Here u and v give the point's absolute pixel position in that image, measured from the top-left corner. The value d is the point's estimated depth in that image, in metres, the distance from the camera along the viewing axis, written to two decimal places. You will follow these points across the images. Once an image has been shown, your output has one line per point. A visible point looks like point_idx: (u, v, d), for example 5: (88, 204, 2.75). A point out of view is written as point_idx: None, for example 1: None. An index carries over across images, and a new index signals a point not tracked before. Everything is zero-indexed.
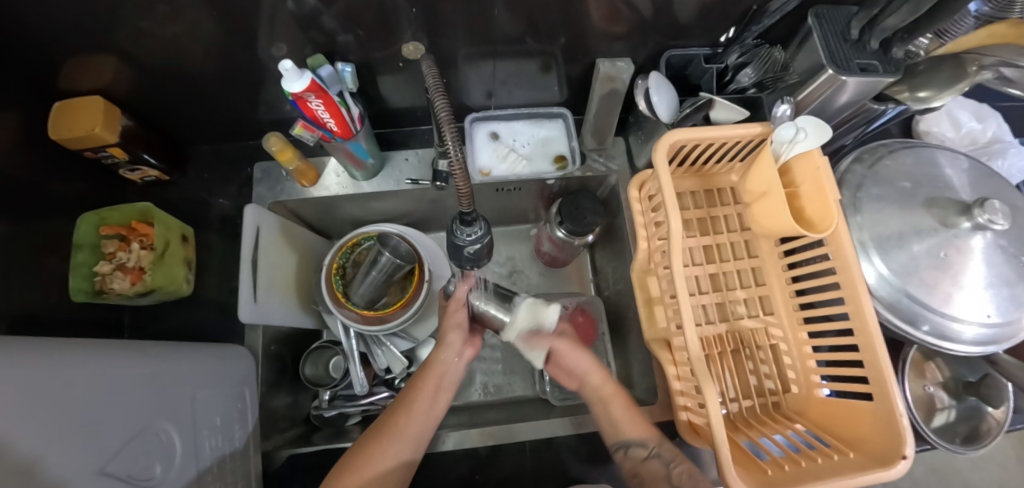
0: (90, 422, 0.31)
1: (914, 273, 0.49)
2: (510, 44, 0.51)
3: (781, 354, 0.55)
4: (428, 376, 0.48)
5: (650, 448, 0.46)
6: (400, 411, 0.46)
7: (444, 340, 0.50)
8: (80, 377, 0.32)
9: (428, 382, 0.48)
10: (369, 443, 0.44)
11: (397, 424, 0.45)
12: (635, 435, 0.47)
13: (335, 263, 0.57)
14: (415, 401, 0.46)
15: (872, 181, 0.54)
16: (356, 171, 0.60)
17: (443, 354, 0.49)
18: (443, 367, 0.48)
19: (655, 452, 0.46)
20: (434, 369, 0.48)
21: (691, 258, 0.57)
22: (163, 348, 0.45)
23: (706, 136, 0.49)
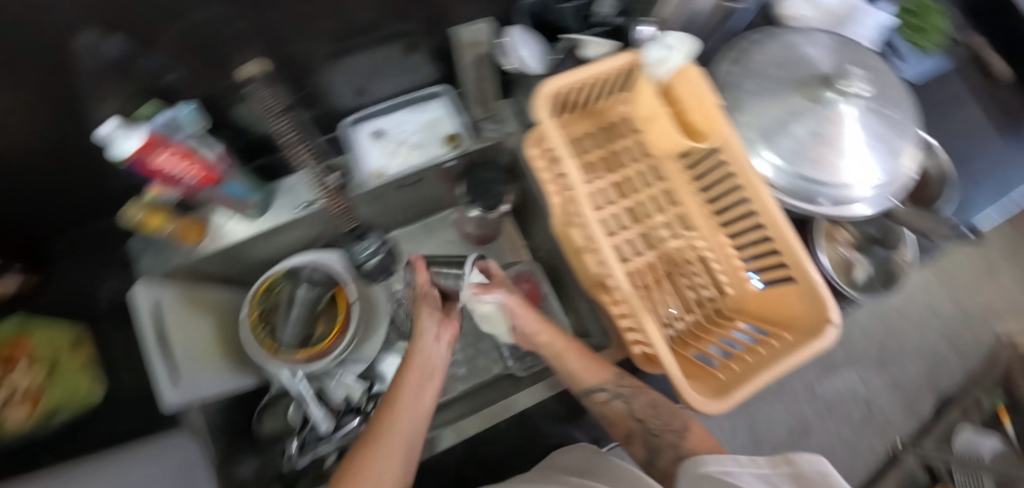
0: None
1: (803, 154, 0.52)
2: (360, 35, 0.47)
3: (711, 262, 0.58)
4: (411, 372, 0.43)
5: (609, 391, 0.48)
6: (388, 418, 0.39)
7: (421, 331, 0.45)
8: None
9: (413, 379, 0.42)
10: (353, 465, 0.37)
11: (385, 432, 0.38)
12: (596, 381, 0.48)
13: (252, 313, 0.53)
14: (401, 404, 0.40)
15: (746, 78, 0.56)
16: (244, 212, 0.56)
17: (424, 344, 0.45)
18: (422, 362, 0.44)
19: (615, 393, 0.48)
20: (415, 364, 0.43)
21: (605, 198, 0.58)
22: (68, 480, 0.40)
23: (578, 77, 0.49)
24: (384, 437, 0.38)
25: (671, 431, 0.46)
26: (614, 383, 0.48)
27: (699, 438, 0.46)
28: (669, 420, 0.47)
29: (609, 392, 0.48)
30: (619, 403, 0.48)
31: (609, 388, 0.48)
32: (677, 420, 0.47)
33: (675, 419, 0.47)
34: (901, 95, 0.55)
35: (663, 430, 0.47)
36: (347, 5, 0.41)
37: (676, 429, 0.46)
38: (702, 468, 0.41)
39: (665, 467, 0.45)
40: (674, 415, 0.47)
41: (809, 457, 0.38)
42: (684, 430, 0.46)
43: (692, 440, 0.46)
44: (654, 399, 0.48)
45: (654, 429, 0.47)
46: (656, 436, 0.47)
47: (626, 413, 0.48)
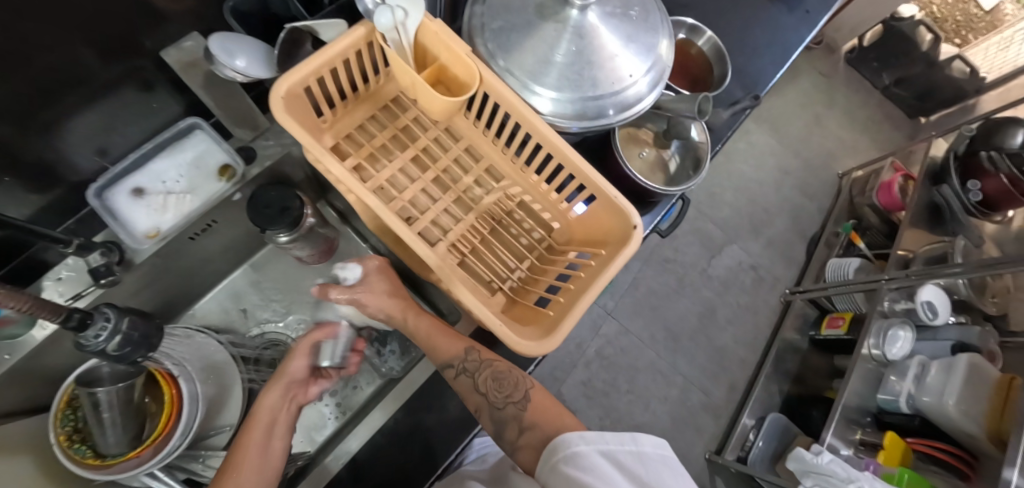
0: None
1: (568, 76, 0.53)
2: (38, 93, 0.40)
3: (532, 205, 0.59)
4: (254, 427, 0.45)
5: (456, 367, 0.51)
6: (233, 474, 0.42)
7: (279, 378, 0.50)
8: None
9: (257, 431, 0.45)
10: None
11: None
12: (446, 356, 0.51)
13: (62, 435, 0.47)
14: (244, 459, 0.43)
15: (491, 15, 0.54)
16: (4, 329, 0.47)
17: (272, 395, 0.48)
18: (267, 416, 0.47)
19: (462, 369, 0.50)
20: (260, 419, 0.46)
21: (407, 178, 0.55)
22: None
23: (311, 67, 0.45)
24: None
25: (511, 403, 0.49)
26: (462, 358, 0.51)
27: (536, 410, 0.48)
28: (511, 393, 0.50)
29: (457, 367, 0.50)
30: (465, 378, 0.51)
31: (456, 361, 0.50)
32: (517, 392, 0.50)
33: (516, 390, 0.50)
34: None
35: (505, 403, 0.49)
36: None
37: (516, 401, 0.49)
38: (557, 454, 0.42)
39: (513, 440, 0.48)
40: (514, 388, 0.50)
41: (654, 440, 0.43)
42: (523, 401, 0.49)
43: (531, 411, 0.48)
44: (495, 371, 0.51)
45: (499, 401, 0.50)
46: (500, 411, 0.49)
47: (471, 387, 0.51)
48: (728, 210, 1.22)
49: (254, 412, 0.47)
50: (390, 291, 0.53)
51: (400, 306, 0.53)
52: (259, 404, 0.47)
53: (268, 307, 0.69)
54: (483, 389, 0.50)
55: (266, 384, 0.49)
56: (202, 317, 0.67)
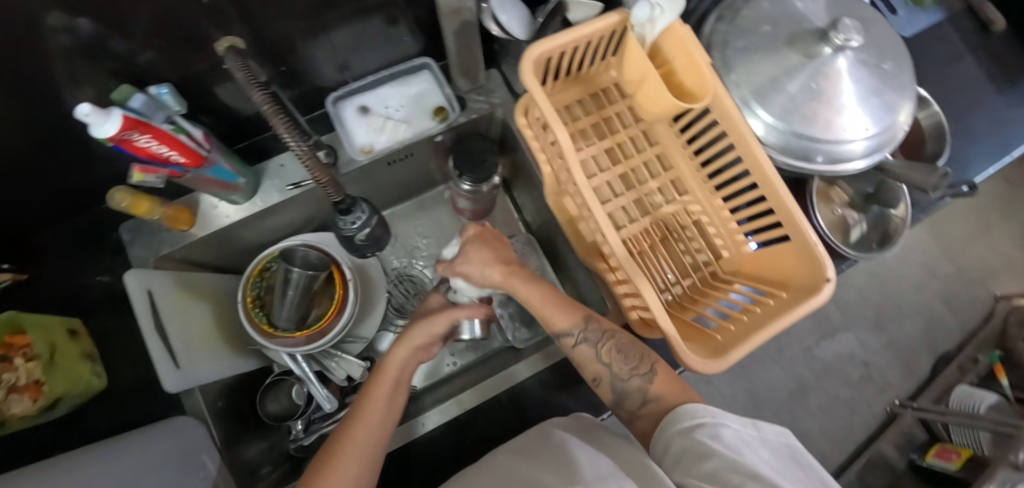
0: None
1: (795, 110, 0.51)
2: (336, 9, 0.46)
3: (705, 227, 0.58)
4: (383, 381, 0.45)
5: (576, 336, 0.49)
6: (357, 425, 0.42)
7: (403, 341, 0.49)
8: None
9: (383, 387, 0.45)
10: (320, 470, 0.39)
11: (353, 438, 0.41)
12: (565, 324, 0.50)
13: (248, 296, 0.54)
14: (369, 408, 0.43)
15: (736, 34, 0.54)
16: (232, 195, 0.55)
17: (399, 355, 0.48)
18: (394, 373, 0.47)
19: (581, 337, 0.49)
20: (389, 374, 0.46)
21: (596, 166, 0.57)
22: (66, 471, 0.40)
23: (565, 40, 0.47)
24: (352, 443, 0.40)
25: (637, 375, 0.47)
26: (582, 328, 0.49)
27: (664, 383, 0.46)
28: (636, 365, 0.47)
29: (576, 336, 0.49)
30: (586, 347, 0.49)
31: (575, 331, 0.49)
32: (643, 364, 0.47)
33: (642, 362, 0.48)
34: (897, 48, 0.54)
35: (630, 375, 0.47)
36: None
37: (641, 373, 0.47)
38: (680, 424, 0.41)
39: (632, 409, 0.46)
40: (638, 360, 0.47)
41: (778, 430, 0.41)
42: (649, 373, 0.47)
43: (657, 383, 0.46)
44: (618, 343, 0.48)
45: (624, 373, 0.47)
46: (623, 382, 0.47)
47: (593, 356, 0.49)
48: (854, 295, 1.13)
49: (384, 363, 0.47)
50: (493, 259, 0.51)
51: (506, 272, 0.51)
52: (387, 359, 0.47)
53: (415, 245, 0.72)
54: (608, 360, 0.48)
55: (393, 343, 0.49)
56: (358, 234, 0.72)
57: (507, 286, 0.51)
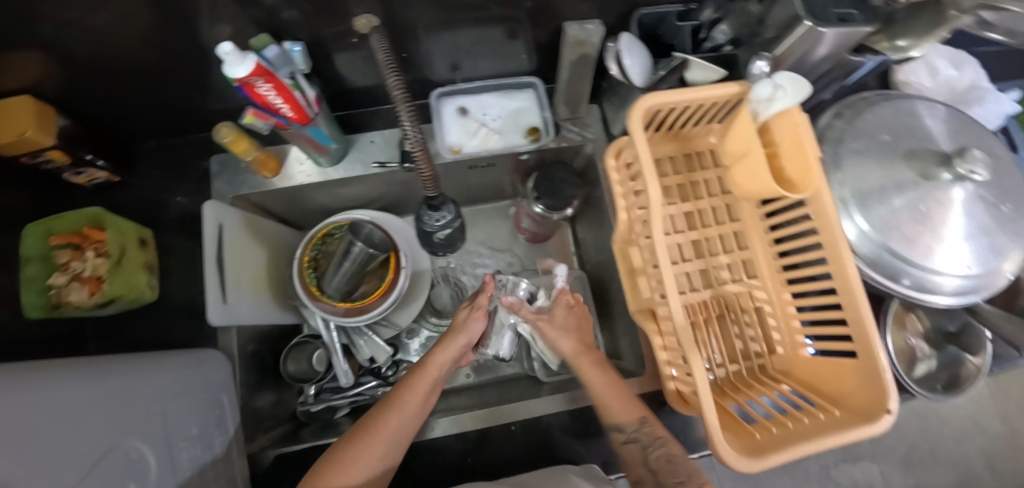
0: (65, 459, 0.30)
1: (896, 227, 0.49)
2: (466, 11, 0.48)
3: (766, 316, 0.56)
4: (424, 378, 0.49)
5: (627, 433, 0.47)
6: (395, 409, 0.46)
7: (446, 343, 0.53)
8: (36, 400, 0.31)
9: (425, 381, 0.49)
10: (357, 438, 0.44)
11: (387, 422, 0.45)
12: (620, 418, 0.48)
13: (306, 256, 0.56)
14: (407, 399, 0.47)
15: (852, 135, 0.53)
16: (320, 157, 0.57)
17: (442, 356, 0.52)
18: (435, 370, 0.51)
19: (633, 437, 0.47)
20: (431, 371, 0.50)
21: (672, 226, 0.56)
22: (115, 365, 0.42)
23: (682, 99, 0.47)
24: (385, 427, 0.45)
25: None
26: (634, 427, 0.47)
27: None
28: (684, 478, 0.43)
29: (627, 434, 0.47)
30: (635, 447, 0.47)
31: (628, 429, 0.47)
32: (692, 481, 0.43)
33: (690, 479, 0.43)
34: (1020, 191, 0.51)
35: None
36: None
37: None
38: None
39: None
40: (686, 476, 0.43)
41: None
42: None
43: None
44: (669, 452, 0.45)
45: (667, 484, 0.44)
46: None
47: (639, 459, 0.46)
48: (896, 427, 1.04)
49: (425, 361, 0.52)
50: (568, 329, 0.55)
51: (577, 347, 0.54)
52: (430, 357, 0.51)
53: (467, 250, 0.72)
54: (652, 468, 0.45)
55: (436, 342, 0.53)
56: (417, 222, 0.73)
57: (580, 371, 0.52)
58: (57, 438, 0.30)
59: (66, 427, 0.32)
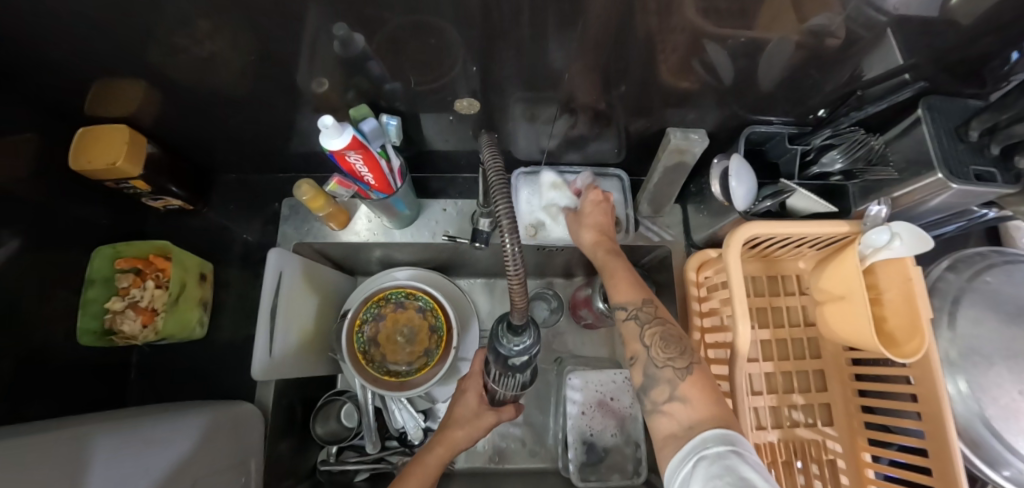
0: None
1: (1006, 409, 0.43)
2: (562, 99, 0.48)
3: (839, 472, 0.51)
4: (440, 451, 0.49)
5: (627, 311, 0.43)
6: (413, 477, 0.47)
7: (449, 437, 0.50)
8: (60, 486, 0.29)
9: (434, 459, 0.49)
10: None
11: None
12: (622, 297, 0.44)
13: (358, 318, 0.56)
14: (416, 475, 0.47)
15: (970, 295, 0.48)
16: (388, 219, 0.56)
17: (437, 458, 0.49)
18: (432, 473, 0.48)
19: (632, 314, 0.42)
20: (454, 437, 0.50)
21: (748, 352, 0.53)
22: (169, 429, 0.40)
23: (787, 232, 0.45)
24: None
25: (671, 367, 0.38)
26: (637, 305, 0.43)
27: (698, 387, 0.36)
28: (675, 356, 0.38)
29: (628, 311, 0.43)
30: (633, 326, 0.42)
31: (630, 305, 0.43)
32: (682, 359, 0.38)
33: (682, 356, 0.38)
34: None
35: (665, 364, 0.38)
36: (563, 66, 0.42)
37: (676, 365, 0.37)
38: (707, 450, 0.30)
39: (655, 400, 0.37)
40: (681, 352, 0.38)
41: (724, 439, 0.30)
42: (687, 369, 0.37)
43: (690, 384, 0.36)
44: (667, 330, 0.40)
45: (660, 359, 0.39)
46: (655, 368, 0.38)
47: (636, 334, 0.41)
48: None
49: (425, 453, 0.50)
50: (597, 225, 0.51)
51: (598, 241, 0.50)
52: (445, 438, 0.50)
53: None
54: (645, 341, 0.40)
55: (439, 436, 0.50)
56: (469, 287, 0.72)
57: (595, 249, 0.49)
58: None
59: None
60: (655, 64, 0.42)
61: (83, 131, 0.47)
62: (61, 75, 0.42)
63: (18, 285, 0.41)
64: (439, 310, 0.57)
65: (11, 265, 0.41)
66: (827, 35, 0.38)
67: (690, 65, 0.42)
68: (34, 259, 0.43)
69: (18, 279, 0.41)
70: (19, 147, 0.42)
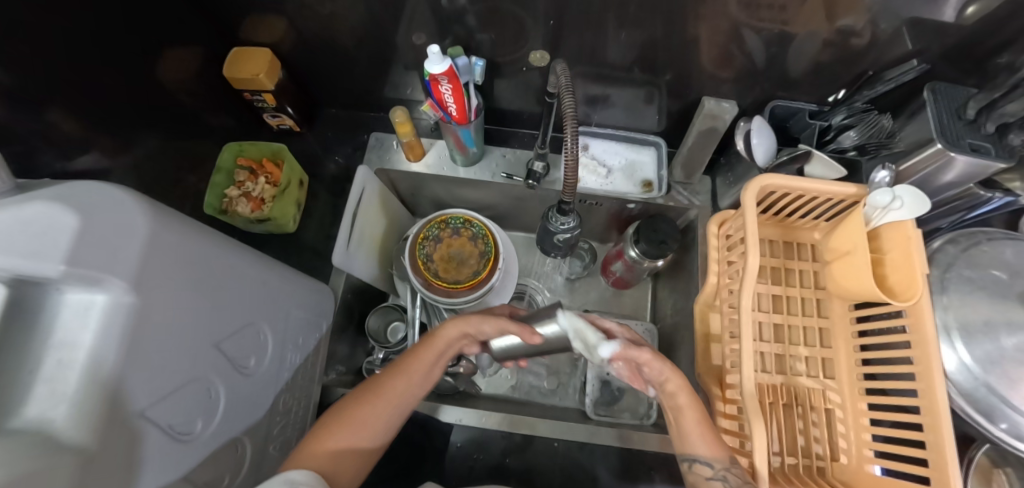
0: (207, 326, 0.38)
1: (993, 360, 0.46)
2: (616, 69, 0.58)
3: (835, 420, 0.56)
4: (429, 349, 0.49)
5: (713, 469, 0.41)
6: (408, 362, 0.48)
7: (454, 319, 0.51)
8: (219, 276, 0.39)
9: (428, 352, 0.49)
10: (360, 399, 0.45)
11: (390, 387, 0.46)
12: (705, 452, 0.43)
13: (421, 233, 0.66)
14: (412, 362, 0.48)
15: (965, 263, 0.52)
16: (459, 155, 0.66)
17: (449, 331, 0.50)
18: (427, 361, 0.48)
19: (718, 474, 0.41)
20: (437, 342, 0.50)
21: (758, 304, 0.60)
22: (276, 264, 0.50)
23: (798, 186, 0.52)
24: (389, 392, 0.46)
25: None
26: (724, 465, 0.41)
27: None
28: None
29: (713, 470, 0.41)
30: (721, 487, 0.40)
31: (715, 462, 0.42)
32: None
33: None
34: None
35: None
36: (617, 34, 0.52)
37: None
38: None
39: None
40: None
41: None
42: None
43: None
44: None
45: None
46: None
47: None
48: None
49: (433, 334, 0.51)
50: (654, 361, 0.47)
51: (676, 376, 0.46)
52: (438, 331, 0.50)
53: (560, 271, 0.79)
54: None
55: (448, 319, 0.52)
56: (512, 238, 0.81)
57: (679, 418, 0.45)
58: (207, 311, 0.37)
59: (219, 298, 0.39)
60: (697, 40, 0.51)
61: (236, 51, 0.62)
62: (227, 5, 0.55)
63: (161, 161, 0.53)
64: (490, 237, 0.67)
65: (161, 151, 0.53)
66: (852, 35, 0.48)
67: (728, 44, 0.51)
68: (178, 147, 0.56)
69: (162, 157, 0.53)
70: (183, 57, 0.55)
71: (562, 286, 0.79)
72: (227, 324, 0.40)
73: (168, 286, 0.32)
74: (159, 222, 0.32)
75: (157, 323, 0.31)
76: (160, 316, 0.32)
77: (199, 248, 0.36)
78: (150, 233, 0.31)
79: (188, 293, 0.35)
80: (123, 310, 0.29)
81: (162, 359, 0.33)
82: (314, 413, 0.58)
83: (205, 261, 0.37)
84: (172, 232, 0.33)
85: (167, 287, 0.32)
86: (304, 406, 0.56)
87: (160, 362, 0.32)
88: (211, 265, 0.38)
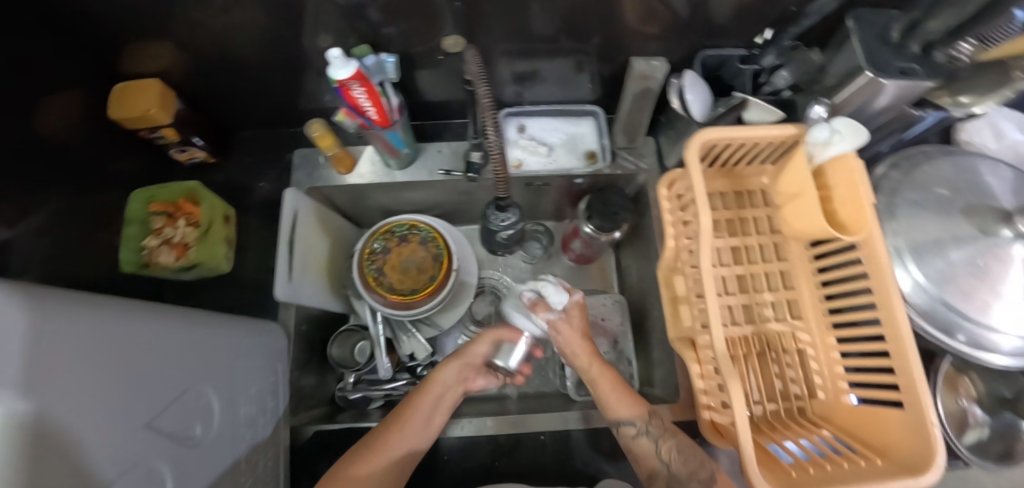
0: (130, 409, 0.33)
1: (944, 276, 0.47)
2: (542, 42, 0.55)
3: (808, 359, 0.56)
4: (427, 398, 0.55)
5: (637, 427, 0.51)
6: (410, 414, 0.54)
7: (459, 356, 0.59)
8: (133, 351, 0.34)
9: (426, 403, 0.55)
10: (363, 452, 0.51)
11: (389, 444, 0.51)
12: (629, 413, 0.52)
13: (367, 248, 0.63)
14: (415, 412, 0.54)
15: (908, 186, 0.53)
16: (391, 159, 0.63)
17: (443, 375, 0.57)
18: (425, 413, 0.54)
19: (643, 431, 0.50)
20: (432, 391, 0.56)
21: (719, 258, 0.59)
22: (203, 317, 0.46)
23: (741, 135, 0.50)
24: (387, 446, 0.51)
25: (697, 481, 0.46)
26: (645, 421, 0.51)
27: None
28: (696, 469, 0.47)
29: (637, 428, 0.51)
30: (646, 441, 0.50)
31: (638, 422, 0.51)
32: (704, 471, 0.46)
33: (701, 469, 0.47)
34: None
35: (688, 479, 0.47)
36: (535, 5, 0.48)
37: (702, 479, 0.46)
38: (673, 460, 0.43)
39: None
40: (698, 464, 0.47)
41: None
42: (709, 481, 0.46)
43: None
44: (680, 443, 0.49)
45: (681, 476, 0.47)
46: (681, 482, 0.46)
47: (651, 451, 0.49)
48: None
49: (432, 379, 0.57)
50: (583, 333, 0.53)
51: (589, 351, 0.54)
52: (435, 375, 0.57)
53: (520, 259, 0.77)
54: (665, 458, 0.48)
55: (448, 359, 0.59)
56: (466, 233, 0.79)
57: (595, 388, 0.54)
58: (126, 393, 0.33)
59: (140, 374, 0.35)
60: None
61: (118, 87, 0.53)
62: (101, 35, 0.48)
63: (62, 225, 0.47)
64: (440, 239, 0.64)
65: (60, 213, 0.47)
66: None
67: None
68: (78, 205, 0.50)
69: (65, 219, 0.47)
70: (66, 102, 0.48)
71: (525, 273, 0.77)
72: (156, 400, 0.36)
73: (72, 381, 0.28)
74: (45, 311, 0.27)
75: (69, 425, 0.27)
76: (71, 417, 0.27)
77: (102, 328, 0.32)
78: (35, 328, 0.26)
79: (99, 379, 0.30)
80: (24, 419, 0.24)
81: (83, 462, 0.28)
82: (285, 457, 0.55)
83: (112, 340, 0.32)
84: (63, 319, 0.28)
85: (71, 383, 0.28)
86: (274, 453, 0.53)
87: (83, 463, 0.28)
88: (120, 343, 0.33)
